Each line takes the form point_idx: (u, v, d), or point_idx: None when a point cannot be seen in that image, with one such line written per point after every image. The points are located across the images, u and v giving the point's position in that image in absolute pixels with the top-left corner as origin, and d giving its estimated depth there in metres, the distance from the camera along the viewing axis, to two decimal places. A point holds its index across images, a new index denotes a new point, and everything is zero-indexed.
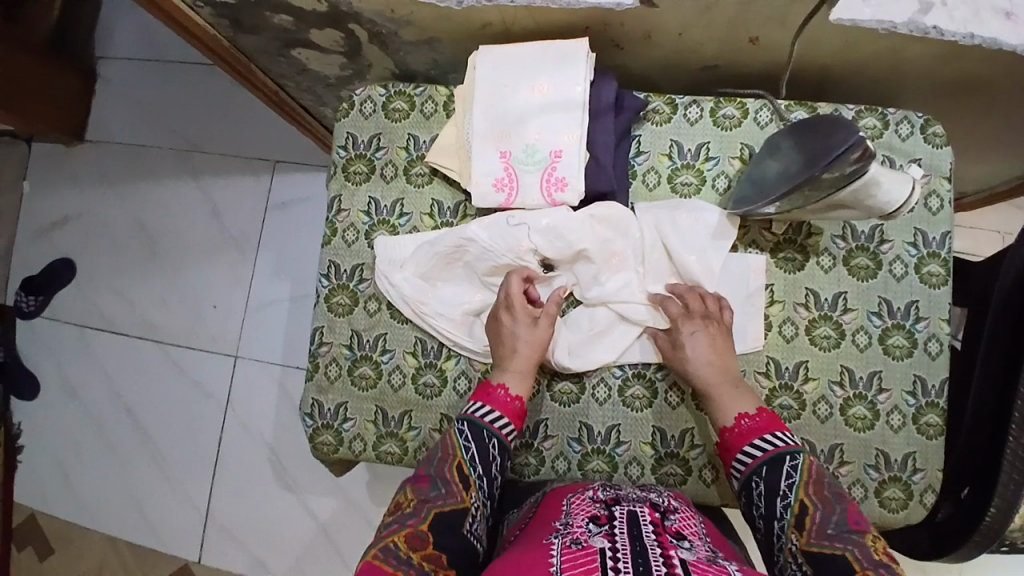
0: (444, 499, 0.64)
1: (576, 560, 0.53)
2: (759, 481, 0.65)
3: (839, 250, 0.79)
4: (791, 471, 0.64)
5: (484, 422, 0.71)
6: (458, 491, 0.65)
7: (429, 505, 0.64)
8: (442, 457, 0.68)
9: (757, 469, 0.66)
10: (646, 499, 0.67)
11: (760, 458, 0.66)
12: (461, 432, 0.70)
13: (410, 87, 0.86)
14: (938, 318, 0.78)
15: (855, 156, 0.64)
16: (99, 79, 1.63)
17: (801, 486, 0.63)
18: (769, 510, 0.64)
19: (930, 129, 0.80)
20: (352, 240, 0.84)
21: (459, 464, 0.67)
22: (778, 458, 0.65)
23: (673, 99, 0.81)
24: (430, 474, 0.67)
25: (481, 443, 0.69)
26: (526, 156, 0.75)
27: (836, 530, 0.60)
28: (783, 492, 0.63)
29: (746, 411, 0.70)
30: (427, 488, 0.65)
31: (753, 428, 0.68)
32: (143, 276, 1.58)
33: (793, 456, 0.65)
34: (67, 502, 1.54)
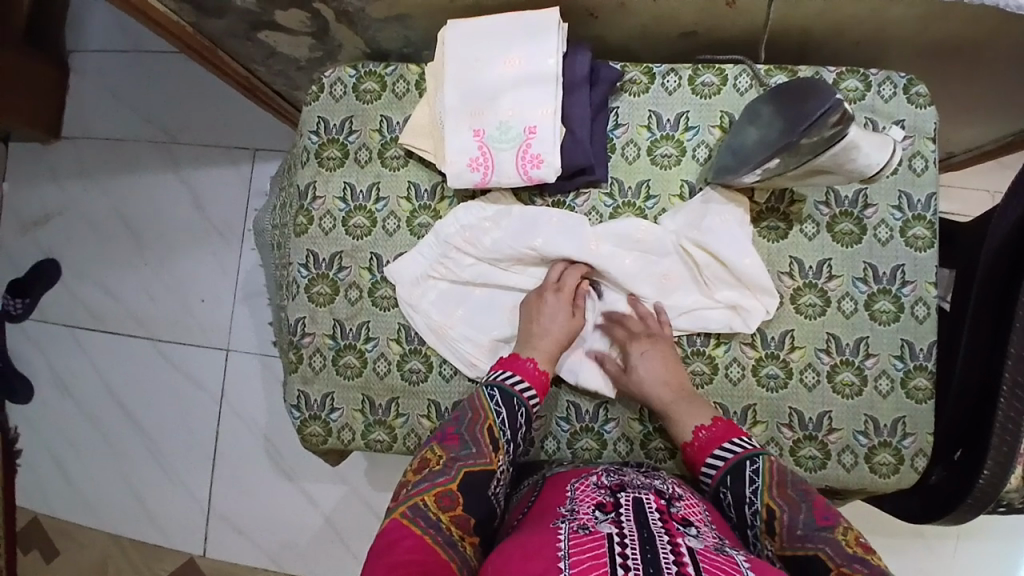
0: (474, 459, 0.66)
1: (583, 547, 0.52)
2: (726, 491, 0.65)
3: (822, 216, 0.78)
4: (753, 476, 0.64)
5: (514, 390, 0.71)
6: (488, 453, 0.67)
7: (459, 464, 0.65)
8: (472, 418, 0.69)
9: (721, 478, 0.66)
10: (650, 484, 0.66)
11: (722, 468, 0.66)
12: (491, 396, 0.70)
13: (380, 67, 0.83)
14: (925, 282, 0.77)
15: (834, 119, 0.62)
16: (71, 72, 1.59)
17: (765, 490, 0.63)
18: (740, 518, 0.64)
19: (913, 89, 0.78)
20: (330, 227, 0.83)
21: (490, 426, 0.68)
22: (738, 465, 0.65)
23: (651, 68, 0.79)
24: (460, 433, 0.68)
25: (512, 408, 0.70)
26: (499, 133, 0.72)
27: (805, 531, 0.59)
28: (749, 500, 0.63)
29: (701, 423, 0.70)
30: (457, 447, 0.66)
31: (712, 438, 0.69)
32: (130, 272, 1.56)
33: (754, 462, 0.65)
34: (68, 501, 1.54)
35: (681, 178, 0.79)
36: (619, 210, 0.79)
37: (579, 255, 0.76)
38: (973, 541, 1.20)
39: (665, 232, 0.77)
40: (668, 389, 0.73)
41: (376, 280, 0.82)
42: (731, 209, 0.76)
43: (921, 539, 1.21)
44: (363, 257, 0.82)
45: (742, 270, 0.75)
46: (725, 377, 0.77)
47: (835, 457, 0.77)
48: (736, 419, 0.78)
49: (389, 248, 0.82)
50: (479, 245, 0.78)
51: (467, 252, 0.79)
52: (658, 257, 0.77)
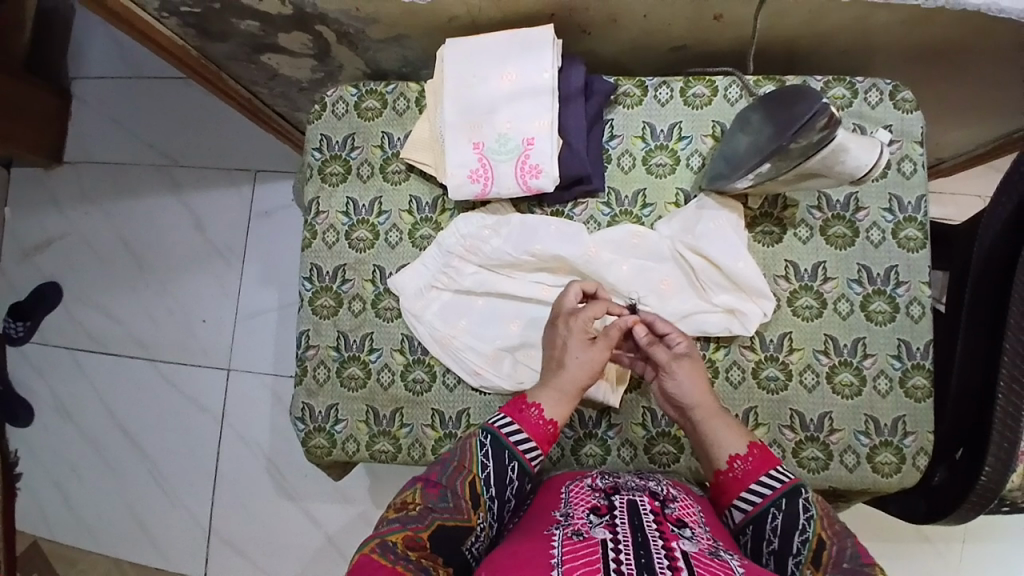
0: (451, 513, 0.62)
1: (577, 553, 0.53)
2: (777, 515, 0.62)
3: (815, 220, 0.79)
4: (807, 504, 0.62)
5: (507, 441, 0.68)
6: (466, 509, 0.63)
7: (433, 515, 0.61)
8: (456, 467, 0.67)
9: (775, 501, 0.62)
10: (645, 487, 0.67)
11: (777, 491, 0.63)
12: (483, 445, 0.68)
13: (381, 85, 0.85)
14: (919, 282, 0.78)
15: (822, 122, 0.64)
16: (73, 98, 1.62)
17: (819, 520, 0.61)
18: (784, 547, 0.61)
19: (898, 95, 0.80)
20: (333, 241, 0.84)
21: (472, 480, 0.66)
22: (793, 491, 0.63)
23: (643, 81, 0.82)
24: (441, 483, 0.65)
25: (499, 461, 0.67)
26: (498, 145, 0.74)
27: (851, 563, 0.58)
28: (802, 528, 0.61)
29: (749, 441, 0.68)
30: (435, 498, 0.63)
31: (762, 457, 0.66)
32: (131, 294, 1.57)
33: (808, 491, 0.63)
34: (68, 525, 1.53)
35: (676, 186, 0.81)
36: (616, 219, 0.81)
37: (577, 258, 0.78)
38: (980, 545, 1.20)
39: (660, 238, 0.78)
40: (712, 398, 0.71)
41: (380, 292, 0.83)
42: (725, 214, 0.77)
43: (928, 544, 1.21)
44: (366, 269, 0.84)
45: (736, 273, 0.76)
46: (726, 380, 0.79)
47: (838, 457, 0.78)
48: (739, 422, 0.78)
49: (392, 261, 0.83)
50: (480, 253, 0.79)
51: (469, 261, 0.80)
52: (654, 261, 0.79)
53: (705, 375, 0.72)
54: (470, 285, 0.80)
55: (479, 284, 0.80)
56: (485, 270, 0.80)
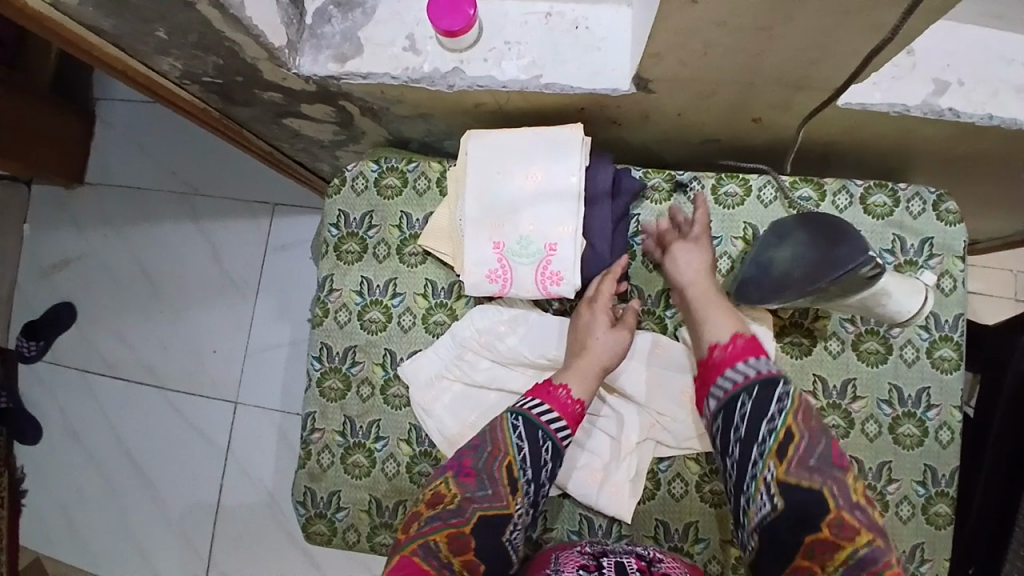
0: (490, 501, 0.67)
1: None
2: (748, 401, 0.67)
3: (847, 334, 0.76)
4: (783, 397, 0.66)
5: (540, 421, 0.70)
6: (504, 494, 0.68)
7: (474, 506, 0.67)
8: (492, 451, 0.70)
9: (747, 388, 0.67)
10: (632, 549, 0.68)
11: (752, 378, 0.67)
12: (515, 427, 0.70)
13: (403, 163, 0.83)
14: (950, 406, 0.75)
15: (867, 270, 0.62)
16: (99, 121, 1.62)
17: (791, 413, 0.65)
18: (752, 433, 0.66)
19: (943, 206, 0.76)
20: (345, 321, 0.82)
21: (509, 463, 0.69)
22: (770, 382, 0.67)
23: (673, 176, 0.79)
24: (478, 469, 0.69)
25: (534, 440, 0.70)
26: (519, 247, 0.71)
27: (815, 463, 0.63)
28: (771, 417, 0.65)
29: (738, 331, 0.71)
30: (473, 487, 0.68)
31: (745, 347, 0.69)
32: (145, 320, 1.57)
33: (786, 384, 0.66)
34: (69, 549, 1.53)
35: None
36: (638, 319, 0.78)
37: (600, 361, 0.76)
38: None
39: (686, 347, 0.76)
40: (707, 284, 0.73)
41: (389, 377, 0.81)
42: (754, 328, 0.75)
43: None
44: (376, 352, 0.81)
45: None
46: None
47: None
48: None
49: (403, 345, 0.81)
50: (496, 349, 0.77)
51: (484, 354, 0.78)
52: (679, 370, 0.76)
53: (705, 263, 0.73)
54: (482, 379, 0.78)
55: (493, 378, 0.78)
56: (499, 365, 0.78)
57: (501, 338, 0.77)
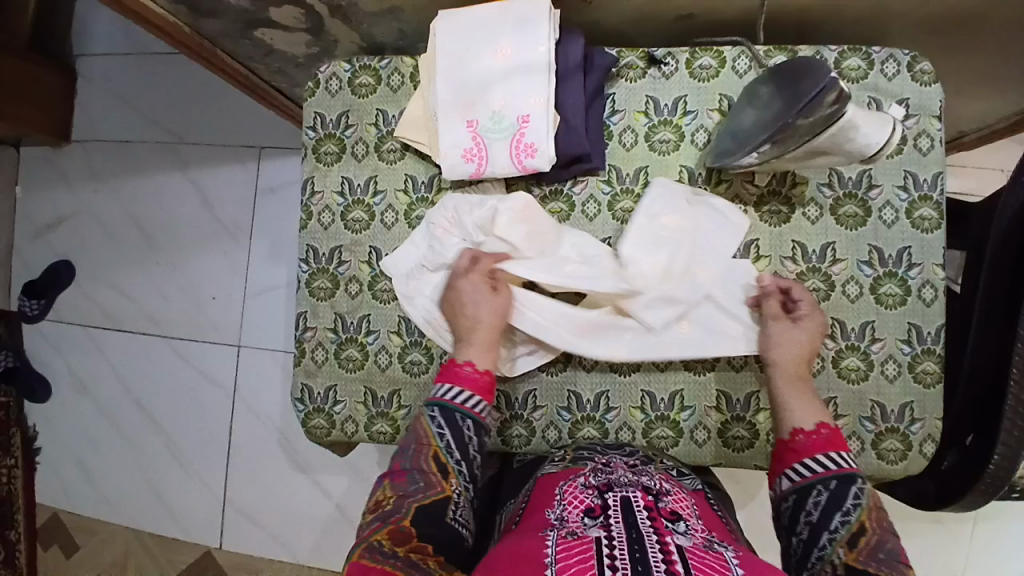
0: (425, 491, 0.62)
1: (570, 551, 0.53)
2: (823, 491, 0.62)
3: (826, 199, 0.76)
4: (859, 493, 0.61)
5: (455, 404, 0.69)
6: (438, 482, 0.63)
7: (409, 500, 0.62)
8: (416, 448, 0.66)
9: (824, 480, 0.62)
10: (638, 482, 0.65)
11: (830, 471, 0.63)
12: (434, 419, 0.68)
13: (375, 61, 0.83)
14: (933, 264, 0.75)
15: (831, 97, 0.61)
16: (78, 75, 1.60)
17: (866, 510, 0.60)
18: (822, 521, 0.60)
19: (917, 67, 0.76)
20: (329, 222, 0.83)
21: (436, 454, 0.65)
22: (848, 477, 0.62)
23: (647, 53, 0.78)
24: (406, 468, 0.65)
25: (455, 427, 0.67)
26: (492, 124, 0.73)
27: (886, 555, 0.57)
28: (846, 509, 0.60)
29: (803, 427, 0.67)
30: (405, 484, 0.63)
31: (828, 440, 0.65)
32: (142, 272, 1.58)
33: (863, 482, 0.62)
34: (89, 497, 1.58)
35: (680, 164, 0.78)
36: (617, 198, 0.78)
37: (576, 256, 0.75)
38: (990, 524, 1.21)
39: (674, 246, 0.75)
40: (799, 366, 0.71)
41: (376, 274, 0.82)
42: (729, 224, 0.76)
43: (940, 526, 1.21)
44: (362, 250, 0.82)
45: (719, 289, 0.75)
46: (727, 363, 0.77)
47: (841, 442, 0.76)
48: (740, 407, 0.77)
49: (388, 242, 0.82)
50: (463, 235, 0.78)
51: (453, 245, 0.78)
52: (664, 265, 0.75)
53: (804, 344, 0.71)
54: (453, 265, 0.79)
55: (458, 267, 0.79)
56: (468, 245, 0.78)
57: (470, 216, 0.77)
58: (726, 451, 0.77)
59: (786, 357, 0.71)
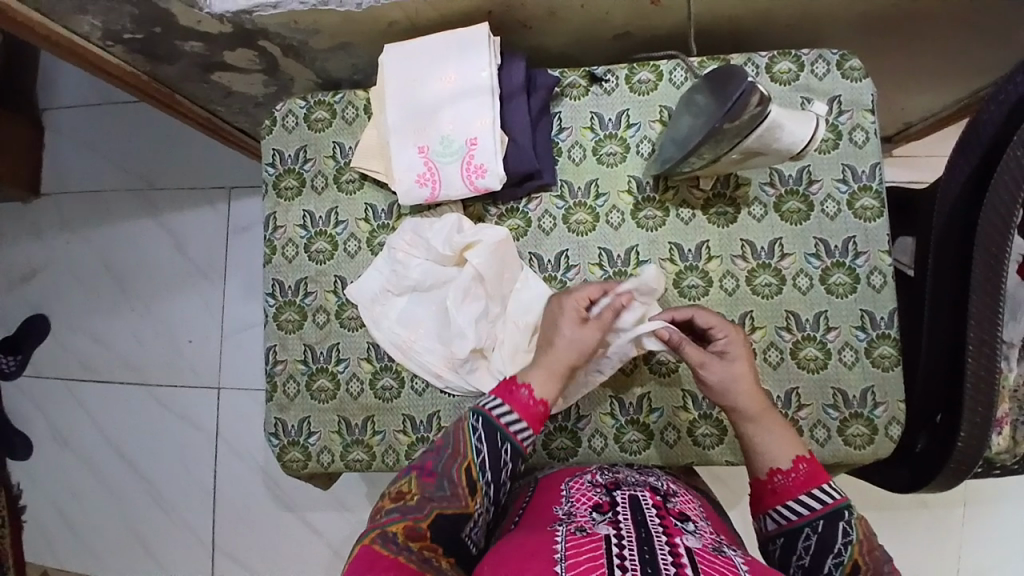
0: (449, 501, 0.63)
1: (581, 548, 0.52)
2: (812, 534, 0.61)
3: (769, 197, 0.79)
4: (847, 529, 0.60)
5: (499, 422, 0.67)
6: (463, 495, 0.64)
7: (431, 504, 0.62)
8: (452, 454, 0.66)
9: (812, 522, 0.61)
10: (646, 483, 0.68)
11: (816, 512, 0.61)
12: (474, 429, 0.67)
13: (329, 95, 0.85)
14: (878, 251, 0.78)
15: (755, 100, 0.65)
16: (45, 129, 1.61)
17: (857, 546, 0.59)
18: (816, 565, 0.60)
19: (846, 64, 0.80)
20: (293, 255, 0.85)
21: (468, 466, 0.65)
22: (835, 514, 0.60)
23: (588, 71, 0.81)
24: (437, 471, 0.65)
25: (494, 443, 0.66)
26: (442, 147, 0.76)
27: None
28: (837, 551, 0.59)
29: (780, 466, 0.64)
30: (433, 487, 0.64)
31: (803, 479, 0.63)
32: (118, 320, 1.57)
33: (850, 514, 0.60)
34: (75, 553, 1.54)
35: (628, 174, 0.81)
36: (571, 211, 0.81)
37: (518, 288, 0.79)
38: (975, 506, 1.22)
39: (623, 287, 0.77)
40: (758, 400, 0.67)
41: (342, 302, 0.83)
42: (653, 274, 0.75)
43: (926, 511, 1.23)
44: (327, 280, 0.84)
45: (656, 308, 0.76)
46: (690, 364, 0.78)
47: (808, 433, 0.78)
48: (706, 405, 0.78)
49: (352, 270, 0.84)
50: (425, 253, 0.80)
51: (418, 265, 0.81)
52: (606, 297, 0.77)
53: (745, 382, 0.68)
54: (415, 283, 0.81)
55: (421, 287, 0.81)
56: (430, 262, 0.81)
57: (431, 235, 0.79)
58: (697, 449, 0.78)
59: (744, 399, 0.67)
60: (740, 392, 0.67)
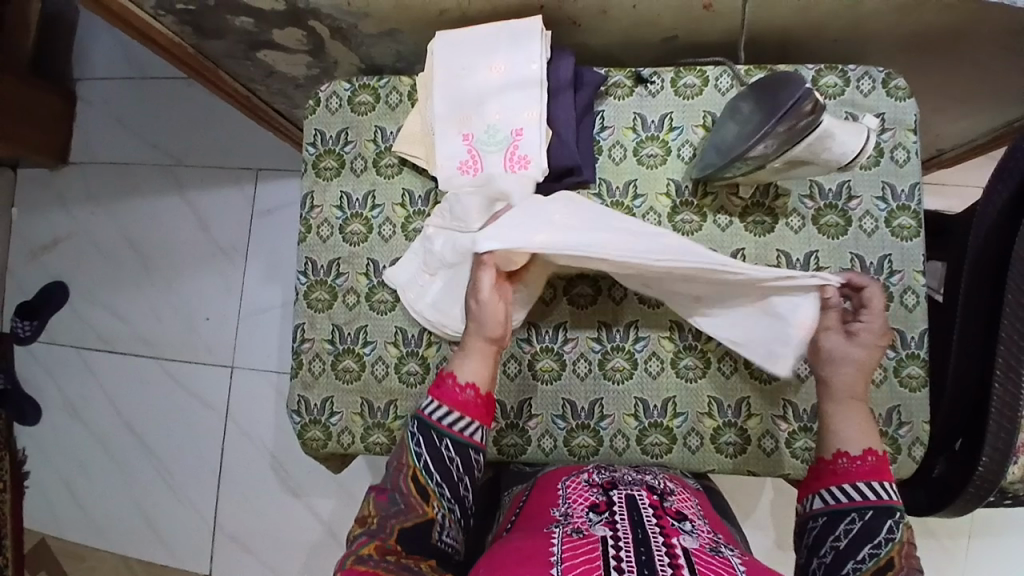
0: (405, 514, 0.63)
1: (577, 550, 0.52)
2: (857, 520, 0.60)
3: (808, 210, 0.79)
4: (893, 526, 0.60)
5: (437, 424, 0.66)
6: (418, 504, 0.63)
7: (391, 522, 0.62)
8: (397, 467, 0.66)
9: (861, 509, 0.61)
10: (642, 481, 0.67)
11: (868, 501, 0.61)
12: (414, 436, 0.66)
13: (374, 80, 0.86)
14: (913, 271, 0.78)
15: (808, 108, 0.66)
16: (78, 100, 1.63)
17: (898, 546, 0.59)
18: (850, 550, 0.60)
19: (892, 83, 0.80)
20: (327, 235, 0.85)
21: (414, 474, 0.64)
22: (885, 509, 0.60)
23: (635, 72, 0.82)
24: (388, 488, 0.65)
25: (433, 446, 0.65)
26: (487, 137, 0.77)
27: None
28: (878, 542, 0.59)
29: (846, 449, 0.64)
30: (387, 504, 0.64)
31: (873, 467, 0.63)
32: (136, 294, 1.57)
33: (900, 515, 0.60)
34: (76, 522, 1.54)
35: (667, 176, 0.81)
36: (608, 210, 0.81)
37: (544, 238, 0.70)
38: (984, 538, 1.21)
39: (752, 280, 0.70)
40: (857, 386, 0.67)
41: (373, 285, 0.84)
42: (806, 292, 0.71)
43: (935, 539, 1.22)
44: (359, 262, 0.84)
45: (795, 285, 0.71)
46: (718, 370, 0.78)
47: None
48: (731, 412, 0.78)
49: (385, 254, 0.84)
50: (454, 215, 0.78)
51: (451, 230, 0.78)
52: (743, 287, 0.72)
53: (863, 361, 0.67)
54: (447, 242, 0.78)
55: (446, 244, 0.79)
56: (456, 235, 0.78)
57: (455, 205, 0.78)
58: (719, 457, 0.78)
59: (844, 378, 0.67)
60: (846, 370, 0.67)
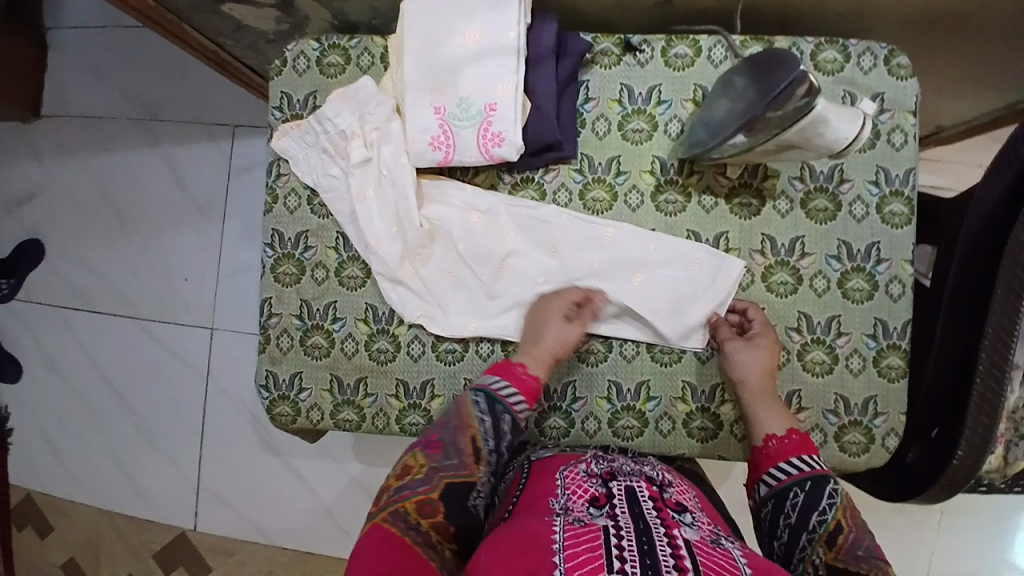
0: (456, 469, 0.63)
1: (579, 538, 0.51)
2: (799, 493, 0.63)
3: (796, 192, 0.76)
4: (832, 492, 0.62)
5: (500, 396, 0.69)
6: (470, 462, 0.64)
7: (441, 474, 0.62)
8: (456, 425, 0.67)
9: (800, 481, 0.64)
10: (641, 472, 0.66)
11: (803, 473, 0.64)
12: (477, 402, 0.69)
13: (345, 39, 0.81)
14: (900, 260, 0.75)
15: (802, 90, 0.61)
16: (48, 48, 1.54)
17: (842, 508, 0.61)
18: (801, 522, 0.62)
19: (894, 60, 0.75)
20: (295, 206, 0.82)
21: (473, 435, 0.66)
22: (821, 477, 0.63)
23: (623, 39, 0.77)
24: (443, 441, 0.65)
25: (495, 413, 0.68)
26: (459, 110, 0.73)
27: (865, 552, 0.58)
28: (822, 509, 0.61)
29: (774, 432, 0.69)
30: (440, 457, 0.64)
31: (799, 444, 0.67)
32: (114, 253, 1.54)
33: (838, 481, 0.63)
34: (61, 479, 1.56)
35: (652, 154, 0.77)
36: (589, 187, 0.77)
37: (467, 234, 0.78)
38: (952, 516, 1.23)
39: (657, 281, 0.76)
40: (766, 381, 0.71)
41: (343, 260, 0.81)
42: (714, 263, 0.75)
43: (904, 515, 1.24)
44: (328, 236, 0.81)
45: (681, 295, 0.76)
46: (694, 355, 0.77)
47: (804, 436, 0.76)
48: (705, 399, 0.77)
49: None
50: (389, 176, 0.78)
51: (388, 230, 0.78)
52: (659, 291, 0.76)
53: (764, 362, 0.72)
54: (354, 212, 0.78)
55: (328, 189, 0.80)
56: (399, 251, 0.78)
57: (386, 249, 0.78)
58: (690, 442, 0.77)
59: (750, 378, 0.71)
60: (750, 374, 0.71)
